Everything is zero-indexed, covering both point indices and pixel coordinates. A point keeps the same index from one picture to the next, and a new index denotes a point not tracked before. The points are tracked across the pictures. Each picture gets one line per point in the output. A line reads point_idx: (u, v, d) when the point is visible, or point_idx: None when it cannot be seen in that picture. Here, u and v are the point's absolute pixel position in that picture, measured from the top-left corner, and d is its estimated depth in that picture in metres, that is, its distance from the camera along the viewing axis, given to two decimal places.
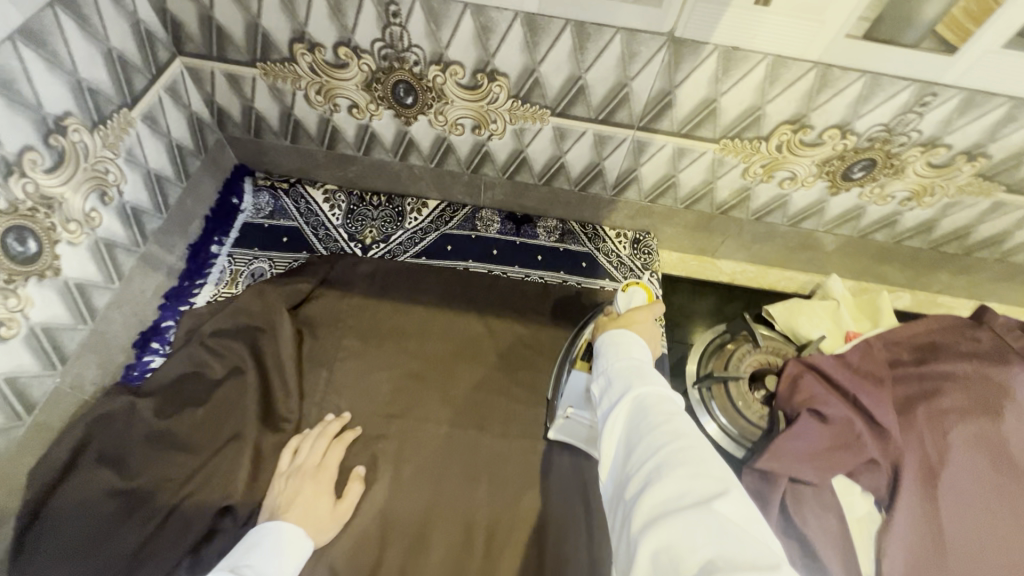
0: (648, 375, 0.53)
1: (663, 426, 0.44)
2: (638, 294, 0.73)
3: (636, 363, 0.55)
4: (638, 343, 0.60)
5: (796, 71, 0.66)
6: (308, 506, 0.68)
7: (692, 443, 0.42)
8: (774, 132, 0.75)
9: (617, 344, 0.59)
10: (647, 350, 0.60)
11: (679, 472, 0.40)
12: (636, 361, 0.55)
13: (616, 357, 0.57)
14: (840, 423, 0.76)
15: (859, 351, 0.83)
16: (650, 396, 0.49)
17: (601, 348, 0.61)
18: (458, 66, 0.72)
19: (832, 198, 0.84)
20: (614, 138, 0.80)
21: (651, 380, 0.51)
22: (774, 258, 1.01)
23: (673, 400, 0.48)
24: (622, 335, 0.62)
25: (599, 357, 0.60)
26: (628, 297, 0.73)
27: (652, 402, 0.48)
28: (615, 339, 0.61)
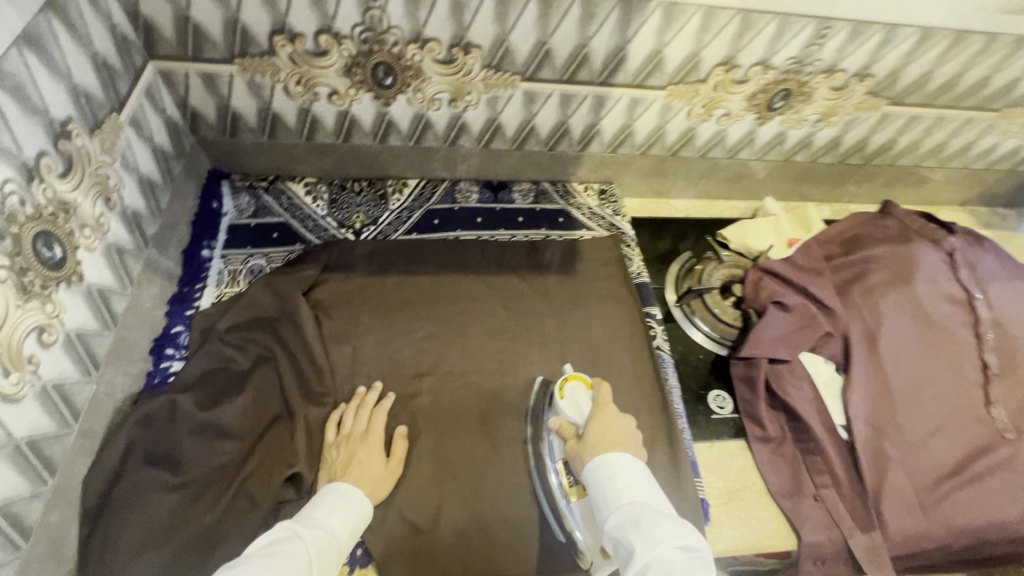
0: (651, 530, 0.56)
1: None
2: (578, 387, 0.77)
3: (637, 513, 0.58)
4: (628, 468, 0.62)
5: (724, 17, 0.79)
6: (363, 468, 0.72)
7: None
8: (710, 74, 0.88)
9: (612, 481, 0.62)
10: (644, 477, 0.62)
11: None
12: (638, 510, 0.58)
13: (617, 503, 0.60)
14: (799, 309, 0.91)
15: (801, 251, 0.99)
16: (657, 569, 0.52)
17: (591, 480, 0.64)
18: (435, 42, 0.79)
19: (760, 127, 1.00)
20: (577, 97, 0.90)
21: (655, 544, 0.54)
22: (718, 190, 1.16)
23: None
24: (606, 459, 0.64)
25: (595, 493, 0.63)
26: (571, 401, 0.76)
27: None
28: (608, 470, 0.63)
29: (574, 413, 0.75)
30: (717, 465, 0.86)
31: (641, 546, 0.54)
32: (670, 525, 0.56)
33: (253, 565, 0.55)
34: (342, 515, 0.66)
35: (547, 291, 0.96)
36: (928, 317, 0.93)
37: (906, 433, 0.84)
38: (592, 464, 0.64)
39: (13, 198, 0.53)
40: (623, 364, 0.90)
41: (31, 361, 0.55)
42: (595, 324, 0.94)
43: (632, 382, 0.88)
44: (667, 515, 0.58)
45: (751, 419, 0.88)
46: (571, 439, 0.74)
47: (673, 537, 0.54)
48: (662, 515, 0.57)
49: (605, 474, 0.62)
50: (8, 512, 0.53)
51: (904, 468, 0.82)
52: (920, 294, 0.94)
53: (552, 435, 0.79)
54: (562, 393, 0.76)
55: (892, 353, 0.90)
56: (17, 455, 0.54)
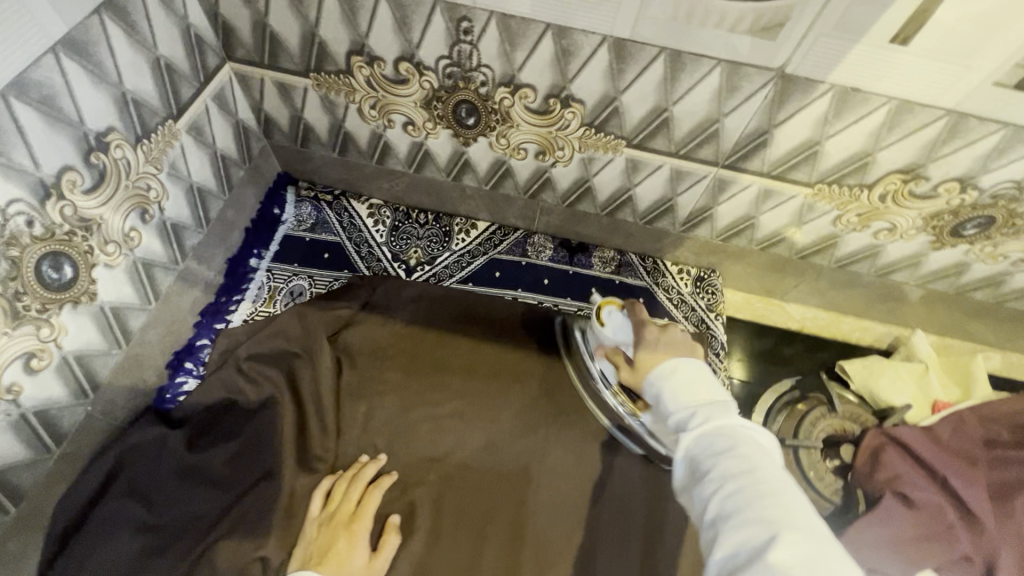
0: (698, 406, 0.47)
1: (715, 479, 0.41)
2: (614, 310, 0.70)
3: (683, 392, 0.49)
4: (680, 367, 0.51)
5: (923, 117, 0.57)
6: (343, 560, 0.63)
7: (756, 487, 0.39)
8: (881, 180, 0.66)
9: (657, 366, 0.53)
10: (699, 364, 0.51)
11: (739, 531, 0.38)
12: (681, 390, 0.49)
13: (659, 388, 0.51)
14: (929, 509, 0.68)
15: (949, 426, 0.75)
16: (704, 442, 0.44)
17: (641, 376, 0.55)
18: (530, 89, 0.65)
19: (932, 252, 0.75)
20: (693, 175, 0.72)
21: (700, 419, 0.45)
22: (851, 306, 0.91)
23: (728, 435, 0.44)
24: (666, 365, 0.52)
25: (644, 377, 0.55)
26: (614, 325, 0.69)
27: (705, 451, 0.43)
28: (663, 371, 0.52)
29: (619, 336, 0.68)
30: None
31: (688, 420, 0.46)
32: (718, 402, 0.47)
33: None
34: None
35: None
36: None
37: None
38: (647, 380, 0.53)
39: (18, 219, 0.48)
40: (673, 512, 0.73)
41: (10, 389, 0.51)
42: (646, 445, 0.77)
43: (679, 537, 0.71)
44: (715, 394, 0.48)
45: None
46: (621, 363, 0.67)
47: (724, 412, 0.45)
48: (711, 396, 0.48)
49: (653, 368, 0.53)
50: None
51: None
52: None
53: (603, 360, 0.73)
54: (602, 320, 0.70)
55: None
56: None
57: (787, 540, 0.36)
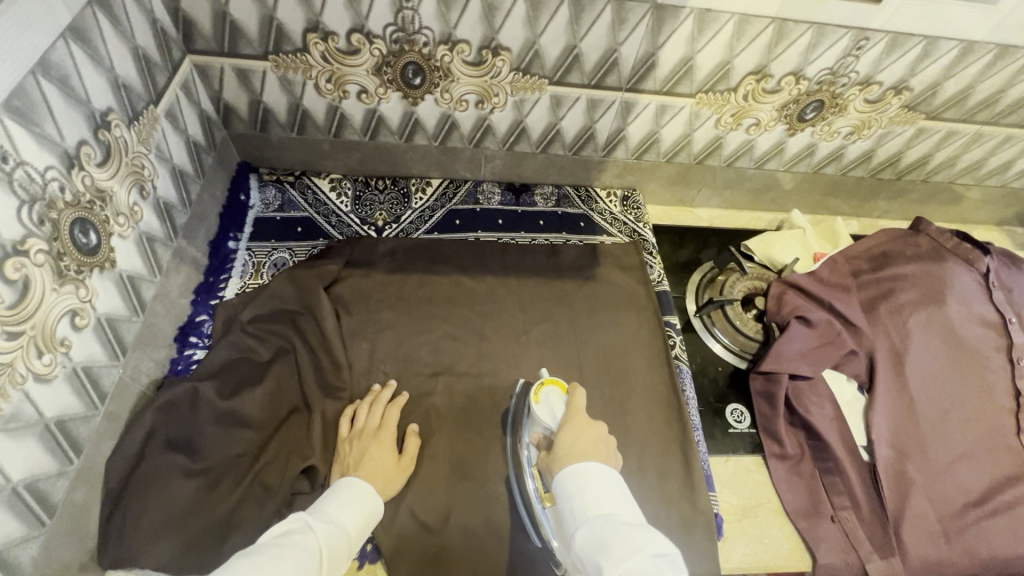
0: (621, 537, 0.53)
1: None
2: (552, 393, 0.75)
3: (609, 523, 0.55)
4: (602, 478, 0.60)
5: (758, 26, 0.78)
6: (377, 462, 0.73)
7: None
8: (741, 83, 0.87)
9: (583, 493, 0.59)
10: (617, 488, 0.60)
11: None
12: (607, 520, 0.56)
13: (587, 516, 0.57)
14: (822, 325, 0.89)
15: (827, 266, 0.98)
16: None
17: (563, 490, 0.61)
18: (465, 44, 0.79)
19: (790, 138, 0.98)
20: (605, 102, 0.89)
21: (626, 554, 0.51)
22: (744, 200, 1.14)
23: None
24: (584, 468, 0.61)
25: (567, 504, 0.60)
26: (546, 405, 0.74)
27: None
28: (577, 483, 0.60)
29: (548, 418, 0.73)
30: (732, 479, 0.85)
31: (614, 561, 0.50)
32: (640, 530, 0.53)
33: (271, 550, 0.55)
34: (354, 510, 0.66)
35: (566, 297, 0.96)
36: (958, 340, 0.90)
37: (931, 458, 0.82)
38: (562, 473, 0.62)
39: (53, 185, 0.55)
40: (638, 374, 0.89)
41: (63, 343, 0.57)
42: (609, 331, 0.93)
43: (648, 391, 0.87)
44: (636, 523, 0.55)
45: (769, 435, 0.86)
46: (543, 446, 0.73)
47: (645, 543, 0.52)
48: (631, 523, 0.55)
49: (576, 492, 0.60)
50: (36, 489, 0.55)
51: (926, 492, 0.80)
52: (949, 315, 0.91)
53: (527, 446, 0.76)
54: (537, 397, 0.75)
55: (919, 375, 0.88)
56: (46, 434, 0.55)
57: None
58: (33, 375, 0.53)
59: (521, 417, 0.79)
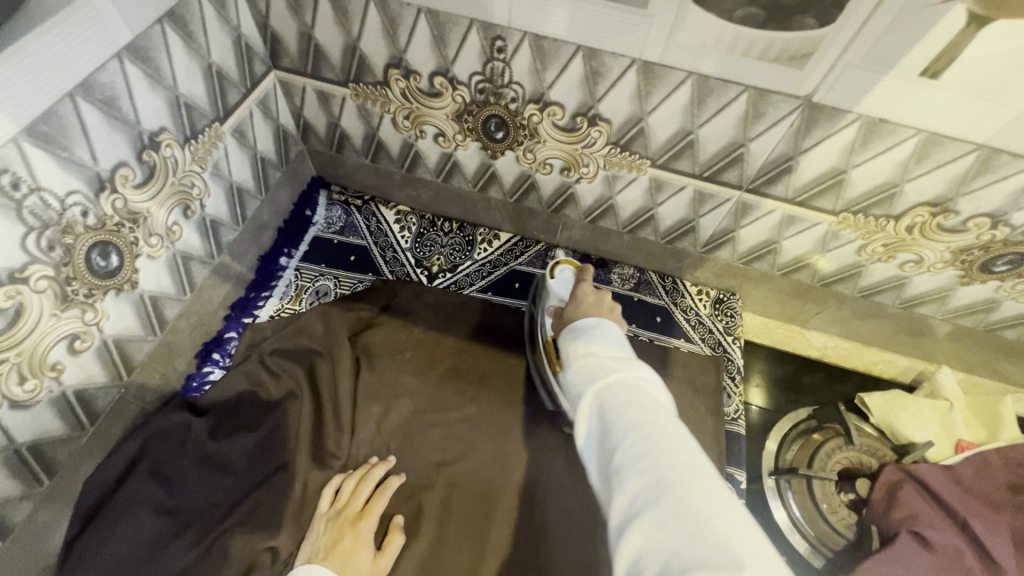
0: (609, 363, 0.49)
1: (616, 419, 0.42)
2: (567, 268, 0.78)
3: (599, 355, 0.51)
4: (598, 326, 0.55)
5: (952, 152, 0.57)
6: (346, 557, 0.64)
7: (657, 431, 0.40)
8: (908, 213, 0.65)
9: (579, 341, 0.54)
10: (614, 331, 0.54)
11: (638, 473, 0.37)
12: (592, 353, 0.51)
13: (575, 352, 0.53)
14: (947, 551, 0.65)
15: (971, 467, 0.73)
16: (609, 391, 0.45)
17: (564, 345, 0.56)
18: (558, 106, 0.67)
19: (961, 287, 0.74)
20: (716, 198, 0.72)
21: (608, 375, 0.47)
22: (874, 338, 0.90)
23: (631, 393, 0.44)
24: (588, 324, 0.56)
25: (564, 351, 0.56)
26: (561, 280, 0.76)
27: (613, 400, 0.44)
28: (577, 334, 0.55)
29: (561, 289, 0.75)
30: None
31: (596, 376, 0.48)
32: (627, 360, 0.49)
33: None
34: None
35: None
36: None
37: None
38: (563, 338, 0.58)
39: (74, 210, 0.52)
40: None
41: (54, 368, 0.55)
42: None
43: None
44: (625, 356, 0.50)
45: None
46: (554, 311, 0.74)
47: (630, 367, 0.47)
48: (620, 356, 0.50)
49: (572, 344, 0.54)
50: None
51: None
52: None
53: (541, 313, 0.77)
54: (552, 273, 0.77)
55: None
56: (14, 459, 0.53)
57: (679, 480, 0.36)
58: (9, 403, 0.51)
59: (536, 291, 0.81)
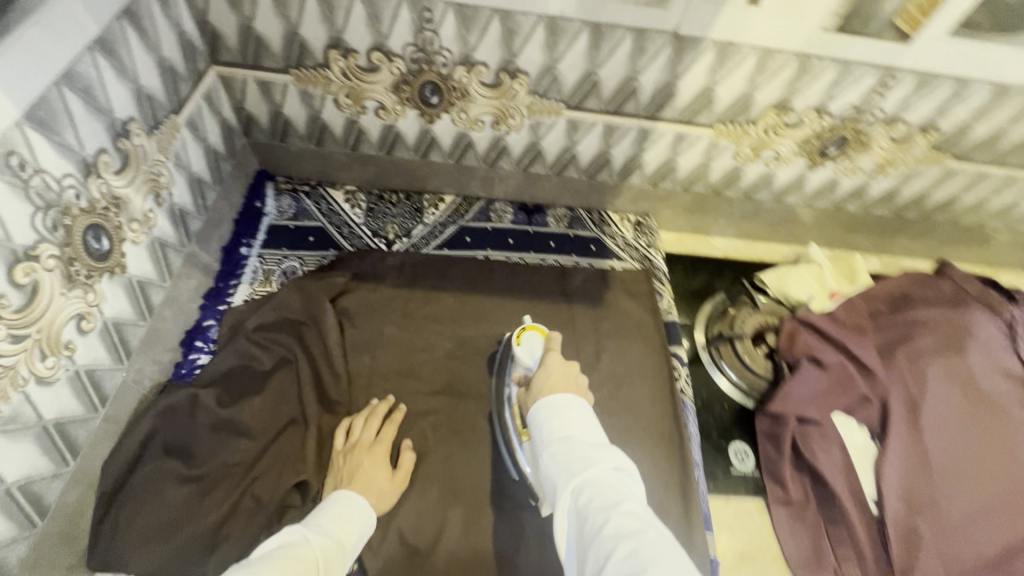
0: (585, 454, 0.55)
1: (599, 524, 0.48)
2: (534, 335, 0.78)
3: (573, 445, 0.57)
4: (570, 406, 0.62)
5: (780, 61, 0.76)
6: (368, 475, 0.72)
7: (640, 539, 0.45)
8: (762, 115, 0.85)
9: (552, 419, 0.61)
10: (583, 412, 0.62)
11: None
12: (570, 441, 0.58)
13: (552, 437, 0.59)
14: (835, 367, 0.86)
15: (843, 307, 0.94)
16: (588, 489, 0.52)
17: (537, 417, 0.63)
18: (484, 66, 0.79)
19: (810, 173, 0.96)
20: (621, 129, 0.89)
21: (585, 468, 0.53)
22: (760, 233, 1.11)
23: (609, 493, 0.51)
24: (557, 399, 0.63)
25: (537, 426, 0.63)
26: (526, 347, 0.77)
27: (592, 500, 0.51)
28: (549, 410, 0.62)
29: (528, 358, 0.76)
30: (731, 522, 0.83)
31: (573, 471, 0.54)
32: (603, 449, 0.55)
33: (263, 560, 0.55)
34: (347, 520, 0.66)
35: (573, 322, 0.94)
36: (979, 391, 0.86)
37: (943, 514, 0.79)
38: (536, 404, 0.65)
39: (69, 191, 0.56)
40: (641, 409, 0.87)
41: (68, 346, 0.58)
42: (614, 362, 0.91)
43: (650, 424, 0.86)
44: (599, 443, 0.57)
45: (774, 480, 0.84)
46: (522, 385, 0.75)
47: (604, 457, 0.54)
48: (593, 442, 0.57)
49: (546, 429, 0.61)
50: (28, 488, 0.55)
51: (936, 552, 0.76)
52: (970, 365, 0.88)
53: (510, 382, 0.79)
54: (519, 339, 0.78)
55: (936, 429, 0.84)
56: (44, 435, 0.56)
57: None
58: (35, 378, 0.54)
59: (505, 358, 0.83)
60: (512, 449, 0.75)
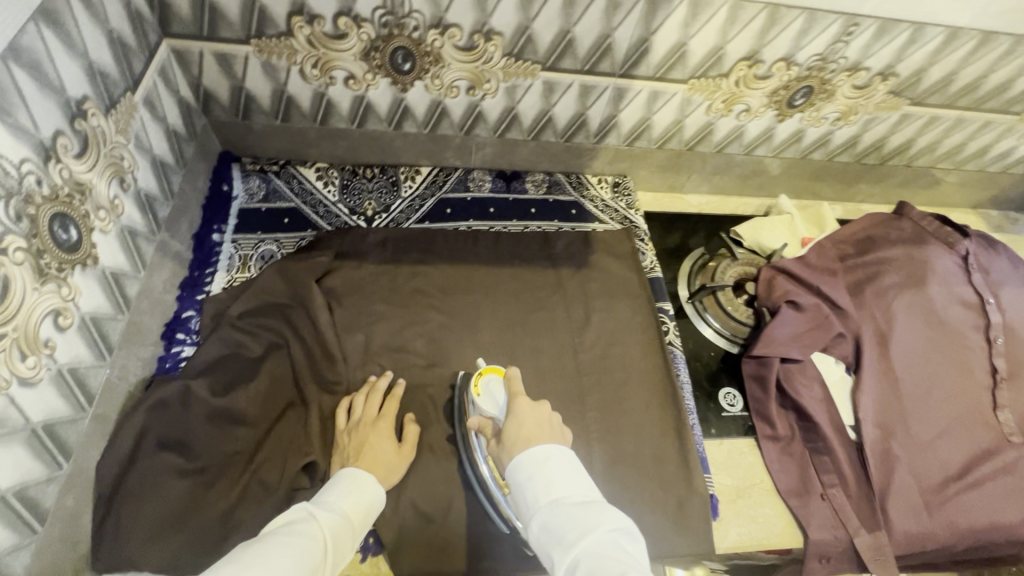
0: (579, 519, 0.52)
1: None
2: (492, 379, 0.74)
3: (564, 508, 0.54)
4: (553, 461, 0.58)
5: (751, 11, 0.77)
6: (376, 450, 0.71)
7: None
8: (733, 69, 0.87)
9: (535, 479, 0.57)
10: (566, 464, 0.59)
11: None
12: (559, 506, 0.54)
13: (539, 503, 0.55)
14: (812, 308, 0.90)
15: (815, 251, 0.99)
16: (589, 561, 0.49)
17: (517, 475, 0.59)
18: (457, 28, 0.77)
19: (779, 124, 0.99)
20: (597, 88, 0.88)
21: (581, 539, 0.50)
22: (731, 187, 1.15)
23: (610, 561, 0.48)
24: (536, 454, 0.59)
25: (519, 486, 0.58)
26: (488, 395, 0.72)
27: (594, 573, 0.48)
28: (529, 468, 0.58)
29: (493, 409, 0.71)
30: (725, 461, 0.88)
31: (568, 539, 0.51)
32: (596, 513, 0.52)
33: (272, 542, 0.55)
34: (355, 496, 0.66)
35: (562, 286, 0.95)
36: (939, 320, 0.93)
37: (914, 434, 0.85)
38: (513, 464, 0.60)
39: (30, 177, 0.52)
40: (633, 364, 0.90)
41: (47, 344, 0.55)
42: (605, 321, 0.93)
43: (643, 378, 0.88)
44: (590, 502, 0.54)
45: (762, 418, 0.89)
46: (491, 437, 0.69)
47: (600, 521, 0.51)
48: (584, 504, 0.54)
49: (530, 493, 0.57)
50: (25, 495, 0.53)
51: (910, 468, 0.83)
52: (930, 296, 0.94)
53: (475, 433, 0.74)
54: (478, 389, 0.73)
55: (904, 357, 0.90)
56: (34, 439, 0.53)
57: None
58: (17, 379, 0.51)
59: (465, 407, 0.77)
60: (494, 501, 0.71)
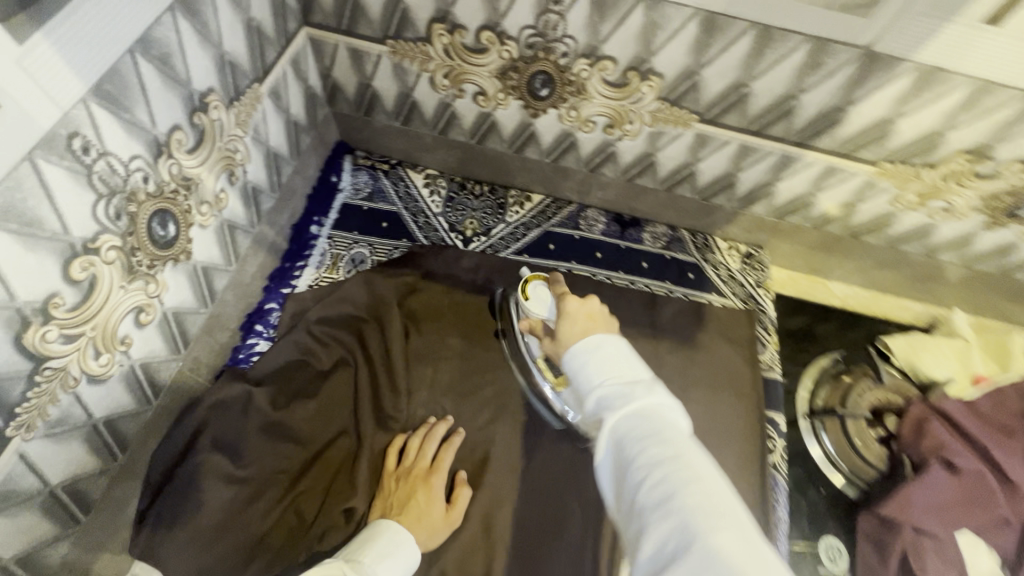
0: (629, 383, 0.45)
1: (639, 457, 0.39)
2: (540, 286, 0.70)
3: (616, 374, 0.46)
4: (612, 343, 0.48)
5: (999, 98, 0.59)
6: (421, 511, 0.65)
7: (686, 472, 0.38)
8: (946, 160, 0.68)
9: (589, 348, 0.49)
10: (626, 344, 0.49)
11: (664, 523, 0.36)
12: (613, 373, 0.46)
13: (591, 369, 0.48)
14: (972, 476, 0.71)
15: (991, 400, 0.78)
16: (631, 421, 0.42)
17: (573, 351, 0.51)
18: (610, 61, 0.66)
19: (984, 232, 0.78)
20: (759, 152, 0.73)
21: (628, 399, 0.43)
22: (893, 287, 0.94)
23: (654, 426, 0.41)
24: (595, 336, 0.50)
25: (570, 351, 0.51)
26: (537, 299, 0.68)
27: (636, 429, 0.41)
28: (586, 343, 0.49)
29: (543, 308, 0.67)
30: None
31: (613, 399, 0.44)
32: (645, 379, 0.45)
33: None
34: (391, 561, 0.60)
35: (658, 363, 0.82)
36: None
37: None
38: (569, 349, 0.51)
39: (137, 175, 0.49)
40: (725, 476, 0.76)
41: (124, 341, 0.53)
42: (700, 416, 0.79)
43: None
44: (644, 376, 0.46)
45: None
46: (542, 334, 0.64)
47: (651, 394, 0.43)
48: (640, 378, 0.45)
49: (581, 352, 0.49)
50: (71, 486, 0.53)
51: None
52: None
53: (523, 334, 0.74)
54: (527, 293, 0.69)
55: None
56: (93, 433, 0.53)
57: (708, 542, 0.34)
58: (87, 376, 0.50)
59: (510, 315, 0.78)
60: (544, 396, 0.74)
